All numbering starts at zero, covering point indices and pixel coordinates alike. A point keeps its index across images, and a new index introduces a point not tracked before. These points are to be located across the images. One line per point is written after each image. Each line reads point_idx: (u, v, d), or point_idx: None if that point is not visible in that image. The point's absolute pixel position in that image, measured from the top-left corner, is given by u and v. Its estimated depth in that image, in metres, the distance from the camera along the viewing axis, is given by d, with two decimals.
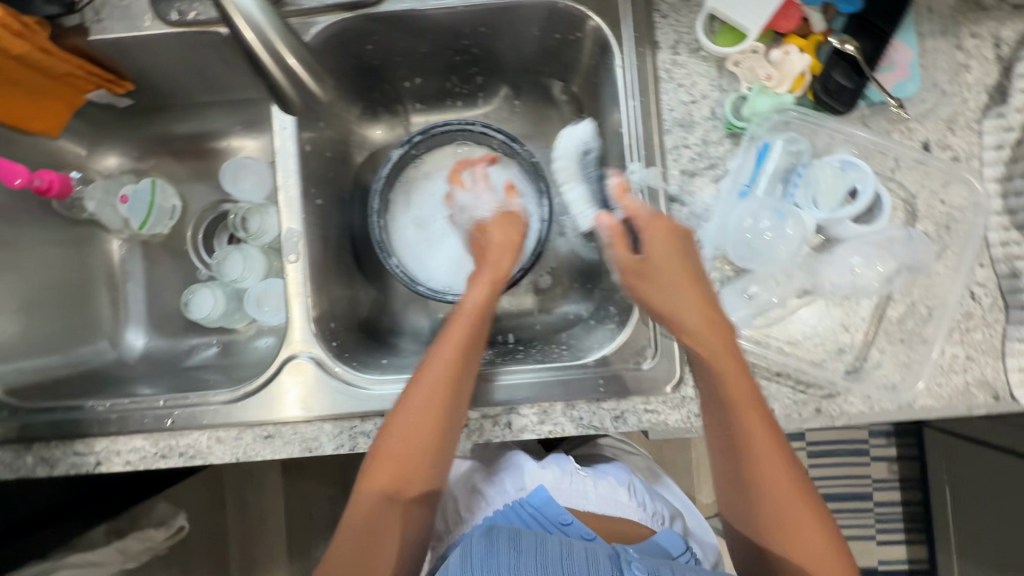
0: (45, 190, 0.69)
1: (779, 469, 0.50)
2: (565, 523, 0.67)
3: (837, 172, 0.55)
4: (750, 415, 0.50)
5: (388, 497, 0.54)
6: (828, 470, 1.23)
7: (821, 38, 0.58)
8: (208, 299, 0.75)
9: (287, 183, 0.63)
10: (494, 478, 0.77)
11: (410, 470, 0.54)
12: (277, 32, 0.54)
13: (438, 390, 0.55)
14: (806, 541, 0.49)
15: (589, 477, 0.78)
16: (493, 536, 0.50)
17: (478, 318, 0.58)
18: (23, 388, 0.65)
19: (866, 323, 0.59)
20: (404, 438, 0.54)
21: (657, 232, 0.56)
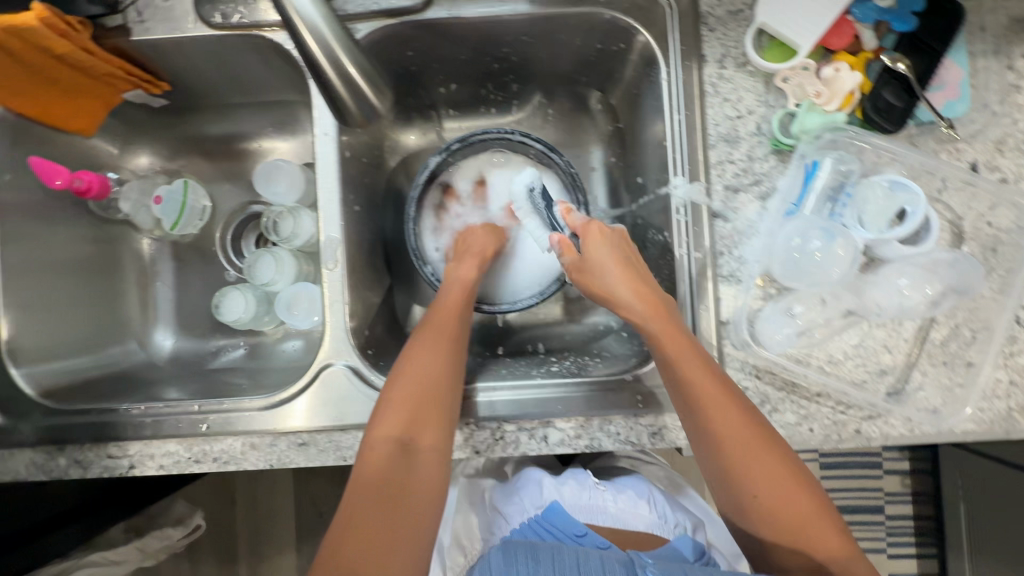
0: (84, 191, 0.68)
1: (759, 431, 0.52)
2: (580, 535, 0.67)
3: (887, 193, 0.55)
4: (711, 381, 0.53)
5: (401, 444, 0.53)
6: (841, 482, 1.19)
7: (872, 56, 0.57)
8: (239, 302, 0.74)
9: (327, 190, 0.63)
10: (511, 495, 0.75)
11: (418, 423, 0.54)
12: (337, 37, 0.47)
13: (435, 346, 0.59)
14: (792, 500, 0.50)
15: (608, 491, 0.74)
16: (510, 552, 0.51)
17: (461, 294, 0.64)
18: (57, 389, 0.65)
19: (909, 344, 0.58)
20: (413, 388, 0.55)
21: (595, 233, 0.62)
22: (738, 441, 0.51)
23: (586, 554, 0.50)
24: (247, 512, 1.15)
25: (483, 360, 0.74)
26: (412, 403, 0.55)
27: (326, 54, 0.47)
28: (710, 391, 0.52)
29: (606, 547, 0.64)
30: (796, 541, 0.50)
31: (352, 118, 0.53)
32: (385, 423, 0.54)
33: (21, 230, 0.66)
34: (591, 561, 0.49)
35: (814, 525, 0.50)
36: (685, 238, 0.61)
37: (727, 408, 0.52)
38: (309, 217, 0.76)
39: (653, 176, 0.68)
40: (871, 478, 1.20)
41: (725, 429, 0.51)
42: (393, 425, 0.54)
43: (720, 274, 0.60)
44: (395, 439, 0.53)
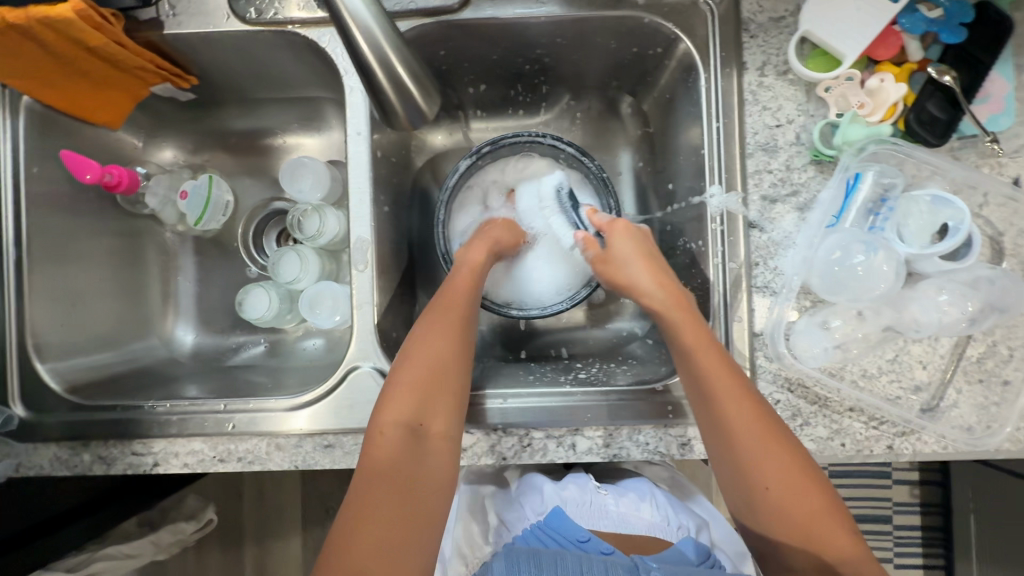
0: (114, 186, 0.67)
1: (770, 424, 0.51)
2: (584, 540, 0.63)
3: (929, 208, 0.54)
4: (720, 369, 0.52)
5: (411, 429, 0.51)
6: (849, 491, 1.13)
7: (916, 67, 0.56)
8: (262, 301, 0.73)
9: (359, 190, 0.62)
10: (514, 503, 0.73)
11: (430, 405, 0.52)
12: (391, 40, 0.46)
13: (444, 330, 0.57)
14: (804, 496, 0.49)
15: (609, 494, 0.72)
16: (513, 558, 0.51)
17: (469, 279, 0.61)
18: (82, 385, 0.65)
19: (944, 360, 0.57)
20: (421, 371, 0.54)
21: (620, 228, 0.63)
22: (748, 433, 0.50)
23: (589, 559, 0.51)
24: (253, 507, 1.14)
25: (507, 364, 0.73)
26: (423, 386, 0.53)
27: (380, 57, 0.46)
28: (721, 378, 0.52)
29: (611, 552, 0.61)
30: (805, 539, 0.48)
31: (396, 121, 0.53)
32: (392, 407, 0.52)
33: (46, 223, 0.66)
34: (595, 564, 0.50)
35: (823, 523, 0.48)
36: (720, 246, 0.60)
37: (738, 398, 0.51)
38: (334, 216, 0.74)
39: (685, 183, 0.67)
40: (881, 488, 1.13)
41: (734, 420, 0.51)
42: (400, 411, 0.52)
43: (754, 285, 0.59)
44: (403, 424, 0.51)
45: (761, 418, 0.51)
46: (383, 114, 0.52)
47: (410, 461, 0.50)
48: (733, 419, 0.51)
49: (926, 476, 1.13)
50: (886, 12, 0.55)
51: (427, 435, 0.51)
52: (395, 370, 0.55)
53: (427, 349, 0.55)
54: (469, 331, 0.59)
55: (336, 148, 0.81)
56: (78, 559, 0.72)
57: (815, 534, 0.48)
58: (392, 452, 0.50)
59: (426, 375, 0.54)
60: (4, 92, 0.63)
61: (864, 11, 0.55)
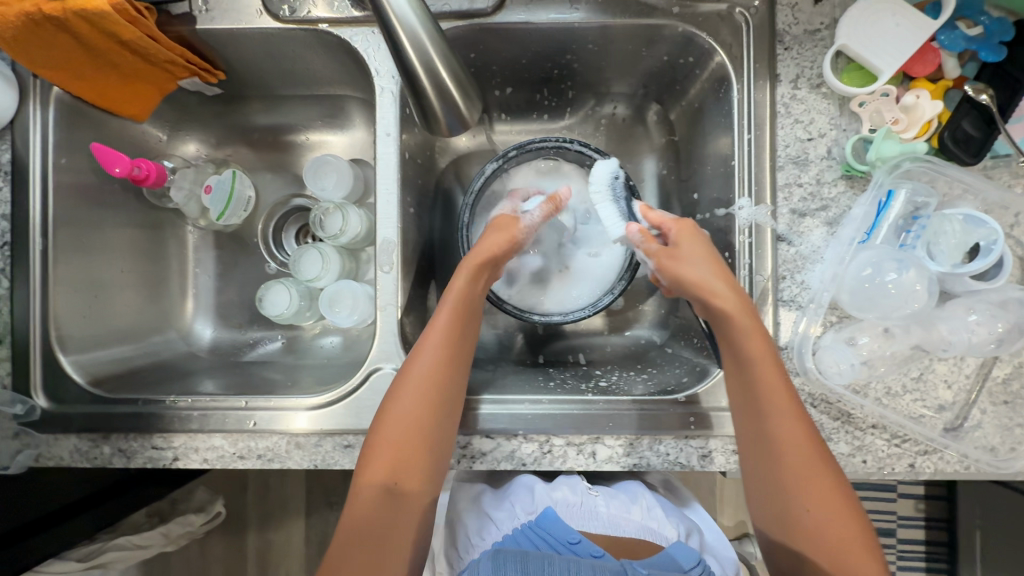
0: (142, 179, 0.67)
1: (812, 447, 0.50)
2: (575, 542, 0.60)
3: (961, 228, 0.53)
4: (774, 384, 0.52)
5: (388, 488, 0.52)
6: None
7: (952, 84, 0.56)
8: (282, 297, 0.73)
9: (386, 190, 0.62)
10: (502, 501, 0.70)
11: (405, 458, 0.53)
12: (437, 48, 0.48)
13: (427, 373, 0.55)
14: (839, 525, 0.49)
15: (600, 495, 0.69)
16: (501, 559, 0.50)
17: (456, 313, 0.58)
18: (104, 377, 0.65)
19: (970, 381, 0.56)
20: (404, 426, 0.53)
21: (684, 228, 0.60)
22: (790, 452, 0.50)
23: (577, 563, 0.51)
24: (258, 500, 1.14)
25: (525, 368, 0.73)
26: (404, 436, 0.53)
27: (427, 65, 0.48)
28: (774, 396, 0.52)
29: (602, 555, 0.58)
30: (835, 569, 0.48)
31: (437, 128, 0.54)
32: (371, 466, 0.53)
33: (72, 214, 0.66)
34: (583, 567, 0.50)
35: (855, 554, 0.48)
36: (747, 259, 0.60)
37: (789, 416, 0.51)
38: (356, 215, 0.73)
39: (711, 193, 0.66)
40: (884, 500, 1.13)
41: (779, 438, 0.51)
42: (378, 469, 0.52)
43: (781, 299, 0.59)
44: (379, 486, 0.52)
45: (809, 442, 0.50)
46: (424, 118, 0.53)
47: (388, 516, 0.52)
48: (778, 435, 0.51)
49: (931, 490, 1.12)
50: (925, 28, 0.55)
51: (400, 492, 0.53)
52: (380, 418, 0.55)
53: (408, 393, 0.54)
54: (460, 365, 0.57)
55: (358, 147, 0.81)
56: (88, 550, 0.74)
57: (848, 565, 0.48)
58: (370, 508, 0.52)
59: (405, 427, 0.53)
60: (35, 82, 0.63)
61: (903, 27, 0.55)
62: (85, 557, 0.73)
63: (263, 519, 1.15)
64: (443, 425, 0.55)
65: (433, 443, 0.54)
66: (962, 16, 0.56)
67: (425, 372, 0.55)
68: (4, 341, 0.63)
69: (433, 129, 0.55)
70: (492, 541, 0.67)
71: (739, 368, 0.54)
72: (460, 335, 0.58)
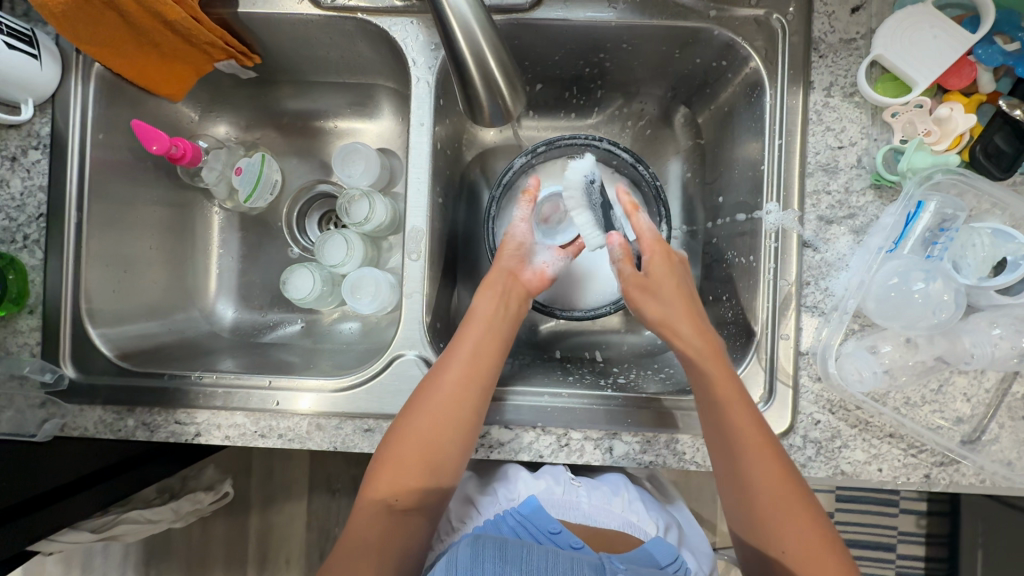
0: (179, 158, 0.68)
1: (783, 477, 0.52)
2: (555, 532, 0.62)
3: (989, 243, 0.53)
4: (739, 420, 0.54)
5: (390, 505, 0.54)
6: (855, 516, 1.13)
7: (985, 99, 0.56)
8: (306, 282, 0.72)
9: (418, 179, 0.63)
10: (486, 487, 0.71)
11: (409, 476, 0.54)
12: (489, 40, 0.48)
13: (428, 398, 0.56)
14: (810, 554, 0.50)
15: (582, 486, 0.70)
16: (479, 546, 0.48)
17: (472, 335, 0.59)
18: (131, 351, 0.67)
19: (989, 395, 0.56)
20: (410, 447, 0.54)
21: (658, 256, 0.61)
22: (760, 482, 0.52)
23: (556, 555, 0.48)
24: (262, 484, 1.15)
25: (541, 362, 0.73)
26: (411, 454, 0.54)
27: (478, 56, 0.49)
28: (741, 429, 0.53)
29: (582, 547, 0.60)
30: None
31: (480, 117, 0.56)
32: (375, 483, 0.54)
33: (105, 190, 0.67)
34: (561, 560, 0.47)
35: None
36: (772, 263, 0.60)
37: (752, 449, 0.53)
38: (382, 203, 0.74)
39: (736, 197, 0.67)
40: (885, 515, 1.12)
41: (748, 471, 0.53)
42: (381, 486, 0.54)
43: (804, 304, 0.59)
44: (381, 501, 0.54)
45: (779, 474, 0.52)
46: (469, 109, 0.55)
47: (391, 532, 0.53)
48: (742, 466, 0.53)
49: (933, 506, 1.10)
50: (962, 41, 0.55)
51: (400, 509, 0.54)
52: (389, 438, 0.55)
53: (422, 415, 0.55)
54: (475, 388, 0.56)
55: (384, 136, 0.82)
56: (103, 521, 0.75)
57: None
58: (371, 523, 0.54)
59: (414, 448, 0.54)
60: (78, 57, 0.64)
61: (942, 39, 0.55)
62: (99, 528, 0.75)
63: (266, 504, 1.15)
64: (448, 447, 0.55)
65: (437, 465, 0.54)
66: (1001, 31, 0.56)
67: (439, 395, 0.55)
68: (35, 312, 0.64)
69: (479, 118, 0.57)
70: (474, 526, 0.68)
71: (705, 406, 0.55)
72: (473, 359, 0.58)
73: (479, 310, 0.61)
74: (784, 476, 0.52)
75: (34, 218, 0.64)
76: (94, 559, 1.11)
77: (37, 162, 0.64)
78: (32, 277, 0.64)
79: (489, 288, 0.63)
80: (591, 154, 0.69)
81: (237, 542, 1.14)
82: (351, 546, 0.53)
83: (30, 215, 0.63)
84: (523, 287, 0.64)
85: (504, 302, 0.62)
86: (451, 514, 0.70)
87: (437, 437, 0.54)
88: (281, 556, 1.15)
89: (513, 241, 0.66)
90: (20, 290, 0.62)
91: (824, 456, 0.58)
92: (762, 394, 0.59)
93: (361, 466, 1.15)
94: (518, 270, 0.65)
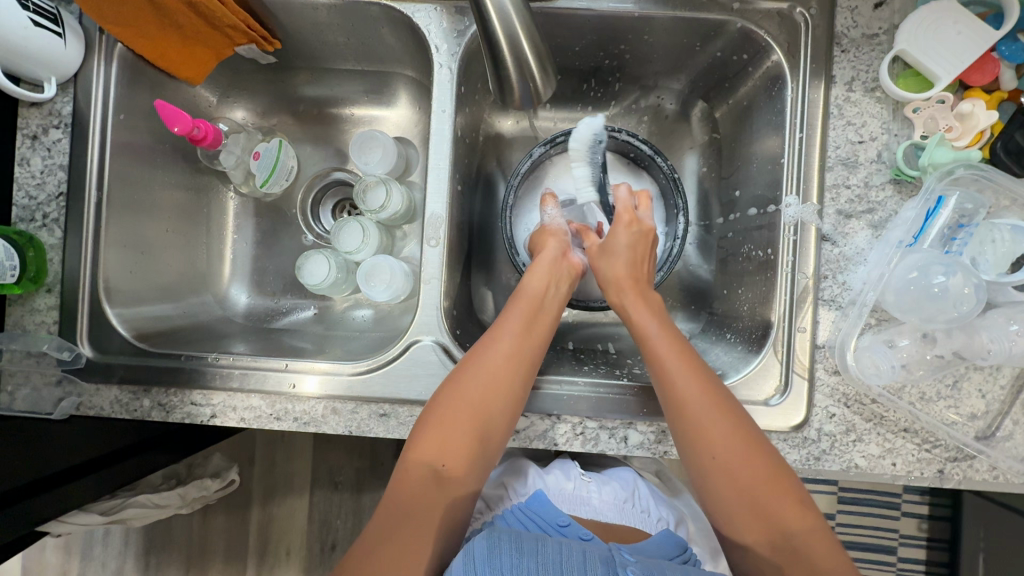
0: (200, 139, 0.68)
1: (738, 422, 0.53)
2: (564, 525, 0.60)
3: (1010, 239, 0.53)
4: (682, 368, 0.55)
5: (436, 471, 0.53)
6: (856, 518, 1.13)
7: (1007, 96, 0.57)
8: (322, 268, 0.72)
9: (439, 166, 0.63)
10: (497, 482, 0.71)
11: (459, 443, 0.54)
12: (522, 18, 0.47)
13: (472, 369, 0.57)
14: (777, 493, 0.50)
15: (593, 483, 0.70)
16: (495, 539, 0.46)
17: (535, 307, 0.62)
18: (147, 332, 0.67)
19: (1004, 391, 0.56)
20: (461, 413, 0.55)
21: (623, 219, 0.67)
22: (718, 430, 0.52)
23: (569, 547, 0.46)
24: (264, 474, 1.14)
25: (555, 353, 0.73)
26: (460, 415, 0.55)
27: (510, 37, 0.48)
28: (683, 379, 0.55)
29: (590, 538, 0.59)
30: (775, 540, 0.49)
31: (510, 98, 0.56)
32: (420, 446, 0.54)
33: (125, 171, 0.67)
34: (574, 553, 0.45)
35: (793, 520, 0.50)
36: (790, 256, 0.60)
37: (699, 398, 0.53)
38: (398, 191, 0.73)
39: (753, 191, 0.67)
40: (888, 518, 1.12)
41: (701, 420, 0.53)
42: (429, 447, 0.54)
43: (821, 298, 0.59)
44: (428, 466, 0.53)
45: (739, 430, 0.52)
46: (499, 90, 0.55)
47: (431, 499, 0.53)
48: (694, 411, 0.53)
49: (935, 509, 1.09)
50: (985, 39, 0.55)
51: (447, 475, 0.54)
52: (433, 403, 0.56)
53: (472, 384, 0.56)
54: (526, 361, 0.58)
55: (401, 124, 0.82)
56: (112, 503, 0.76)
57: (788, 532, 0.49)
58: (414, 485, 0.53)
59: (466, 412, 0.55)
60: (101, 37, 0.64)
61: (964, 36, 0.56)
62: (106, 512, 0.75)
63: (267, 496, 1.14)
64: (497, 415, 0.56)
65: (484, 431, 0.55)
66: None
67: (490, 362, 0.57)
68: (53, 290, 0.64)
69: (506, 100, 0.57)
70: (483, 520, 0.68)
71: (660, 369, 0.56)
72: (528, 336, 0.60)
73: (530, 286, 0.64)
74: (733, 421, 0.53)
75: (53, 196, 0.64)
76: (94, 547, 1.15)
77: (58, 141, 0.64)
78: (51, 255, 0.64)
79: (543, 267, 0.65)
80: (599, 116, 0.69)
81: (237, 533, 1.14)
82: (388, 514, 0.52)
83: (50, 193, 0.64)
84: (572, 273, 0.67)
85: (556, 282, 0.65)
86: None
87: (483, 403, 0.55)
88: (282, 547, 1.14)
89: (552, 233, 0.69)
90: (38, 269, 0.62)
91: (838, 450, 0.58)
92: (777, 387, 0.60)
93: (363, 458, 1.14)
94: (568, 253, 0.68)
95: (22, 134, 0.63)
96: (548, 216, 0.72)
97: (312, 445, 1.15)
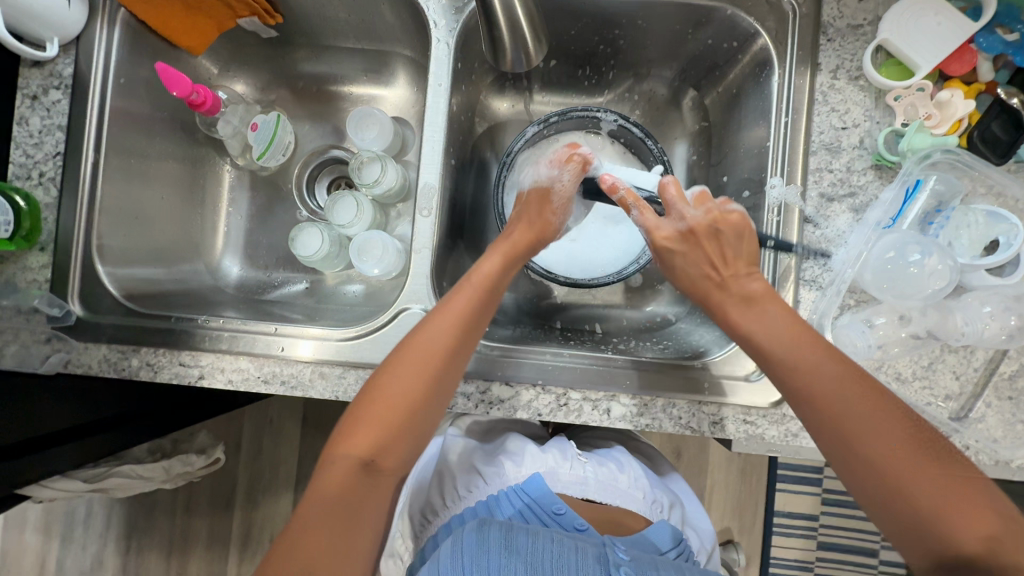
0: (199, 105, 0.69)
1: (842, 387, 0.48)
2: (559, 513, 0.61)
3: (983, 223, 0.55)
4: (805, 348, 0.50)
5: (365, 464, 0.52)
6: (835, 519, 1.13)
7: (984, 88, 0.59)
8: (314, 239, 0.72)
9: (433, 138, 0.65)
10: (491, 458, 0.71)
11: (384, 434, 0.53)
12: None
13: (423, 369, 0.54)
14: (936, 483, 0.44)
15: (588, 462, 0.71)
16: (485, 533, 0.51)
17: (474, 294, 0.58)
18: (137, 293, 0.67)
19: (978, 374, 0.58)
20: (386, 407, 0.53)
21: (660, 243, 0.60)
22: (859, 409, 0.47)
23: (560, 544, 0.51)
24: (248, 459, 1.14)
25: (543, 331, 0.73)
26: (394, 409, 0.53)
27: (505, 5, 0.51)
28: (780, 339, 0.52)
29: (586, 529, 0.60)
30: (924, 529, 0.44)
31: (502, 59, 0.60)
32: (352, 439, 0.52)
33: (121, 137, 0.68)
34: (565, 550, 0.50)
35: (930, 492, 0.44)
36: (774, 236, 0.62)
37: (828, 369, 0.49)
38: (394, 168, 0.74)
39: (740, 175, 0.69)
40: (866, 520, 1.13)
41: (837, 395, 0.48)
42: (361, 441, 0.52)
43: (802, 278, 0.61)
44: (357, 460, 0.52)
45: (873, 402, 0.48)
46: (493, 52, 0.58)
47: (363, 490, 0.52)
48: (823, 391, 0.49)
49: None
50: (963, 30, 0.57)
51: (379, 468, 0.52)
52: (365, 395, 0.54)
53: (401, 376, 0.54)
54: (461, 354, 0.56)
55: (398, 104, 0.83)
56: (94, 472, 0.76)
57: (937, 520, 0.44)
58: (343, 477, 0.51)
59: (391, 402, 0.53)
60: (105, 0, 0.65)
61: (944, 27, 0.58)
62: (90, 479, 0.75)
63: (252, 479, 1.14)
64: (433, 411, 0.55)
65: (419, 425, 0.54)
66: (1002, 23, 0.58)
67: (430, 350, 0.54)
68: (45, 249, 0.64)
69: (500, 62, 0.60)
70: (482, 496, 0.67)
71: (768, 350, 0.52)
72: (464, 326, 0.56)
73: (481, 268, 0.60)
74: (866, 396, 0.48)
75: (51, 155, 0.65)
76: (79, 523, 1.15)
77: (57, 102, 0.65)
78: (46, 215, 0.64)
79: (496, 250, 0.62)
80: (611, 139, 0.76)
81: (220, 518, 1.14)
82: (312, 508, 0.50)
83: (48, 152, 0.65)
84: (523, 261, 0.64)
85: (512, 269, 0.62)
86: (457, 481, 0.70)
87: (426, 394, 0.54)
88: (265, 533, 1.13)
89: (554, 201, 0.65)
90: (32, 227, 0.63)
91: None
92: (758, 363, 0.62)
93: None
94: (537, 242, 0.64)
95: (23, 94, 0.64)
96: (563, 180, 0.65)
97: (298, 431, 1.14)
